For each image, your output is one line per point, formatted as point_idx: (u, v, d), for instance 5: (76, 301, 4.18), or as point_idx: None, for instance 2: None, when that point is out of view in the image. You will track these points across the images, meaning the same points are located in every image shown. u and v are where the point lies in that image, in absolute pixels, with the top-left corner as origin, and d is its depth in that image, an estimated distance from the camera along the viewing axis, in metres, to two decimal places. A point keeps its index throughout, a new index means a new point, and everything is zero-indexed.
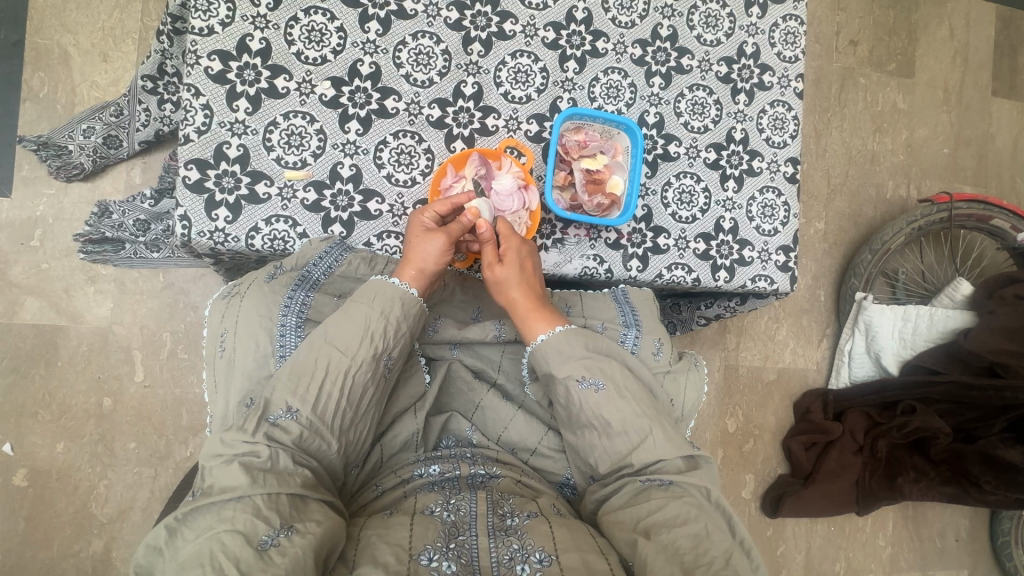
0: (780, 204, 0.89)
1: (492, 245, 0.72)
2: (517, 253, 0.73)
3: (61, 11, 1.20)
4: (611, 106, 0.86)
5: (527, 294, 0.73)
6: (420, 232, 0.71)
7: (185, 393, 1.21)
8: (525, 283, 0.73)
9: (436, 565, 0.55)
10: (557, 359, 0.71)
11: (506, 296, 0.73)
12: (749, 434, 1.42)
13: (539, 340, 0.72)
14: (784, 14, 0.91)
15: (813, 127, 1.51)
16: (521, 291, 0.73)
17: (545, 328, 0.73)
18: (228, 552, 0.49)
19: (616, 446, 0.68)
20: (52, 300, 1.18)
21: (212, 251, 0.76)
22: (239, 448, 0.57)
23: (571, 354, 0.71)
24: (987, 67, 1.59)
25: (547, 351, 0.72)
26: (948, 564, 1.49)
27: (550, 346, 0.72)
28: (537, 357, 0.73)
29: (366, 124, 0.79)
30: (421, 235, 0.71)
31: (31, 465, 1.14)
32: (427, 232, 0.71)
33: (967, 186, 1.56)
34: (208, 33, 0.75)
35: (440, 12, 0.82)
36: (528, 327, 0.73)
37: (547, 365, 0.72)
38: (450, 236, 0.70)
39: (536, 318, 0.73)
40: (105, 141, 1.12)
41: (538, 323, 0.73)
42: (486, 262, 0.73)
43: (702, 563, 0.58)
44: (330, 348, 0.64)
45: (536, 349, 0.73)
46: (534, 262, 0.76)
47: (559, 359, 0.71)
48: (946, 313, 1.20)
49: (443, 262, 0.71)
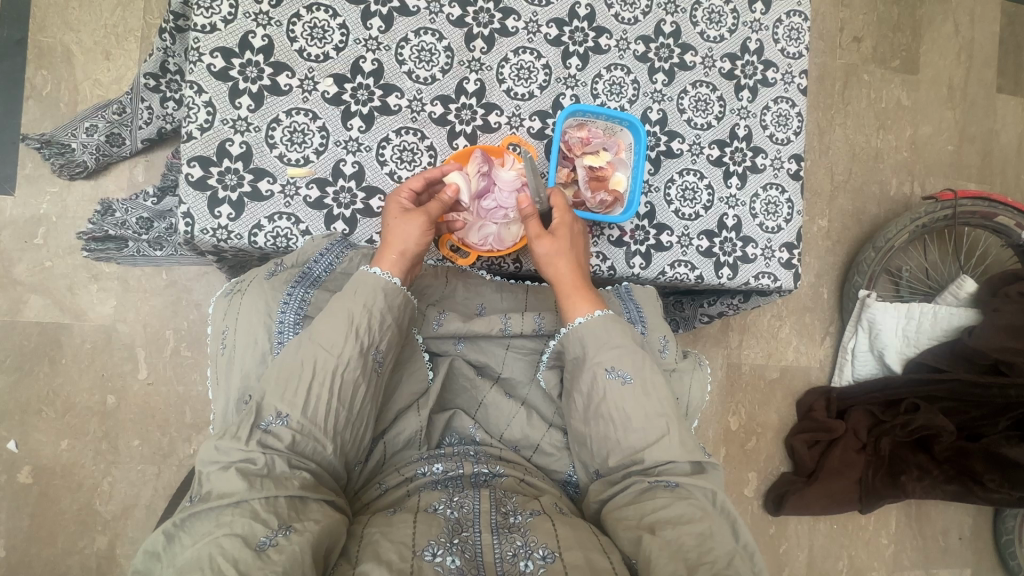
0: (785, 200, 0.89)
1: (535, 220, 0.75)
2: (562, 229, 0.75)
3: (64, 9, 1.20)
4: (614, 103, 0.86)
5: (574, 272, 0.74)
6: (398, 215, 0.72)
7: (189, 390, 1.21)
8: (572, 260, 0.74)
9: (440, 561, 0.55)
10: (593, 345, 0.71)
11: (552, 271, 0.74)
12: (752, 432, 1.42)
13: (576, 322, 0.73)
14: (788, 10, 0.91)
15: (817, 124, 1.50)
16: (568, 267, 0.74)
17: (585, 310, 0.73)
18: (227, 555, 0.49)
19: (631, 441, 0.68)
20: (56, 298, 1.18)
21: (215, 248, 0.76)
22: (234, 455, 0.57)
23: (607, 342, 0.71)
24: (992, 63, 1.59)
25: (583, 334, 0.72)
26: (951, 562, 1.49)
27: (586, 331, 0.72)
28: (572, 339, 0.73)
29: (369, 121, 0.79)
30: (400, 216, 0.71)
31: (36, 462, 1.14)
32: (408, 214, 0.71)
33: (972, 183, 1.55)
34: (210, 30, 0.75)
35: (442, 9, 0.81)
36: (568, 308, 0.74)
37: (580, 348, 0.72)
38: (433, 214, 0.72)
39: (578, 297, 0.74)
40: (109, 139, 1.13)
41: (580, 303, 0.73)
42: (532, 235, 0.74)
43: (705, 562, 0.58)
44: (317, 348, 0.64)
45: (572, 331, 0.73)
46: (582, 244, 0.77)
47: (595, 344, 0.71)
48: (949, 309, 1.21)
49: (423, 243, 0.71)
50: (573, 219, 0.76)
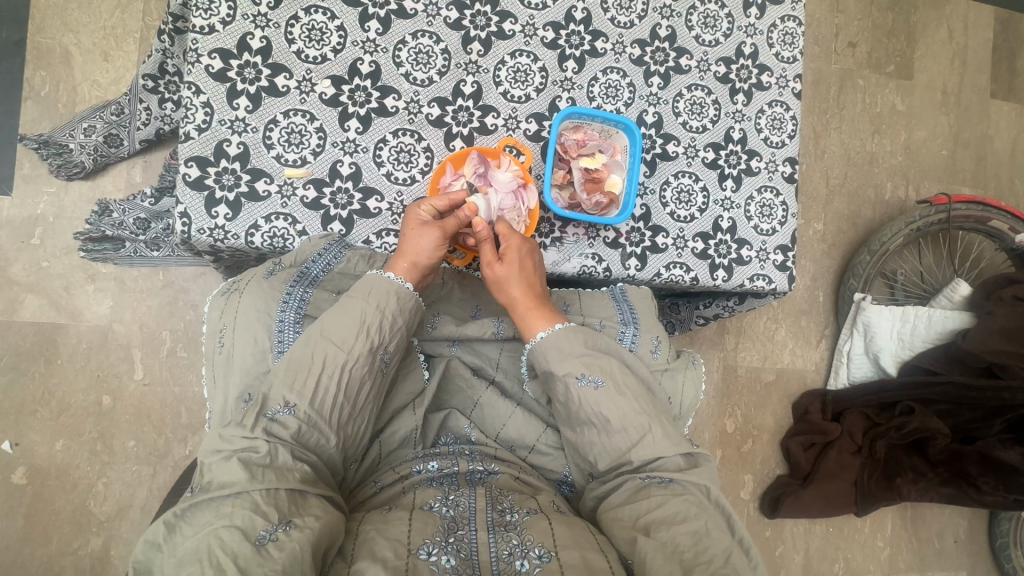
0: (779, 203, 0.90)
1: (490, 245, 0.73)
2: (512, 252, 0.73)
3: (63, 10, 1.20)
4: (610, 105, 0.86)
5: (528, 294, 0.73)
6: (415, 225, 0.72)
7: (185, 391, 1.21)
8: (523, 283, 0.73)
9: (435, 560, 0.55)
10: (557, 357, 0.71)
11: (506, 295, 0.74)
12: (748, 434, 1.42)
13: (537, 338, 0.72)
14: (783, 15, 0.92)
15: (813, 128, 1.51)
16: (521, 290, 0.73)
17: (545, 325, 0.73)
18: (226, 548, 0.49)
19: (615, 443, 0.68)
20: (52, 298, 1.18)
21: (212, 248, 0.76)
22: (238, 444, 0.57)
23: (570, 351, 0.71)
24: (986, 69, 1.60)
25: (546, 348, 0.72)
26: (946, 565, 1.49)
27: (548, 344, 0.72)
28: (537, 355, 0.72)
29: (366, 123, 0.80)
30: (415, 227, 0.71)
31: (30, 463, 1.14)
32: (421, 225, 0.71)
33: (966, 187, 1.56)
34: (209, 31, 0.76)
35: (440, 12, 0.82)
36: (527, 325, 0.73)
37: (546, 362, 0.72)
38: (447, 231, 0.71)
39: (535, 316, 0.73)
40: (106, 139, 1.13)
41: (537, 321, 0.73)
42: (485, 261, 0.73)
43: (702, 561, 0.58)
44: (326, 342, 0.65)
45: (535, 346, 0.72)
46: (535, 259, 0.76)
47: (559, 356, 0.71)
48: (944, 313, 1.22)
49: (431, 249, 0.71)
50: (522, 241, 0.74)
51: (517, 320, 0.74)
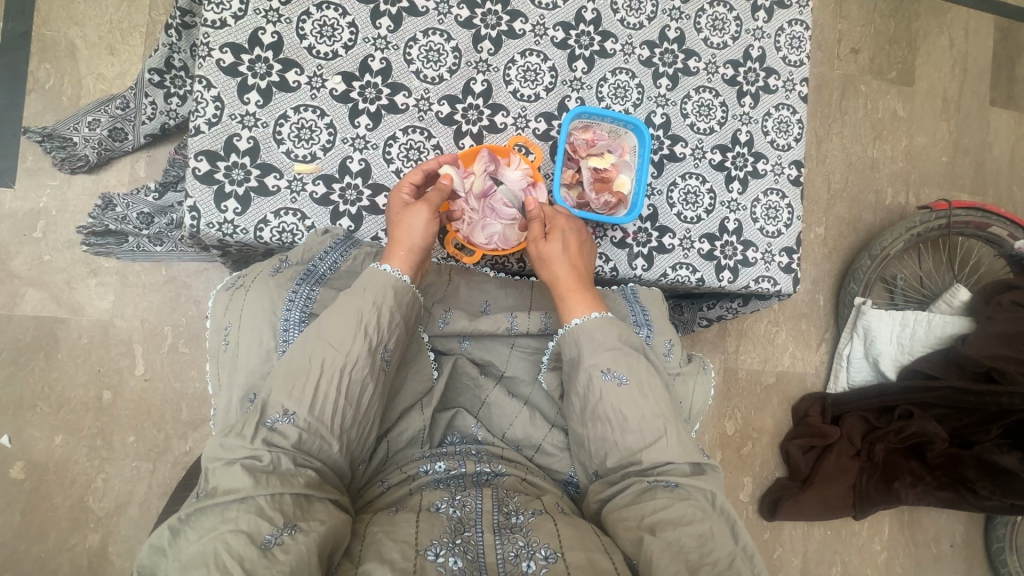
0: (784, 205, 0.90)
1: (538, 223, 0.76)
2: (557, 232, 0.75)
3: (69, 3, 1.20)
4: (619, 106, 0.87)
5: (569, 274, 0.74)
6: (403, 210, 0.72)
7: (186, 387, 1.20)
8: (566, 264, 0.74)
9: (442, 561, 0.55)
10: (588, 346, 0.71)
11: (549, 275, 0.75)
12: (748, 437, 1.43)
13: (574, 322, 0.73)
14: (790, 19, 0.93)
15: (815, 133, 1.52)
16: (563, 271, 0.74)
17: (582, 311, 0.73)
18: (232, 551, 0.50)
19: (628, 442, 0.68)
20: (53, 291, 1.17)
21: (220, 243, 0.76)
22: (239, 452, 0.57)
23: (601, 343, 0.71)
24: (985, 77, 1.62)
25: (580, 334, 0.72)
26: (942, 569, 1.50)
27: (582, 331, 0.72)
28: (570, 339, 0.73)
29: (376, 119, 0.80)
30: (406, 213, 0.72)
31: (29, 457, 1.13)
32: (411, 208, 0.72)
33: (965, 194, 1.57)
34: (220, 26, 0.75)
35: (451, 10, 0.82)
36: (568, 307, 0.74)
37: (576, 349, 0.72)
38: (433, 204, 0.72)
39: (575, 299, 0.74)
40: (111, 133, 1.12)
41: (576, 305, 0.74)
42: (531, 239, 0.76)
43: (707, 563, 0.59)
44: (324, 344, 0.64)
45: (569, 331, 0.73)
46: (582, 240, 0.77)
47: (590, 346, 0.71)
48: (944, 318, 1.24)
49: (429, 234, 0.71)
50: (568, 220, 0.76)
51: (558, 302, 0.75)
